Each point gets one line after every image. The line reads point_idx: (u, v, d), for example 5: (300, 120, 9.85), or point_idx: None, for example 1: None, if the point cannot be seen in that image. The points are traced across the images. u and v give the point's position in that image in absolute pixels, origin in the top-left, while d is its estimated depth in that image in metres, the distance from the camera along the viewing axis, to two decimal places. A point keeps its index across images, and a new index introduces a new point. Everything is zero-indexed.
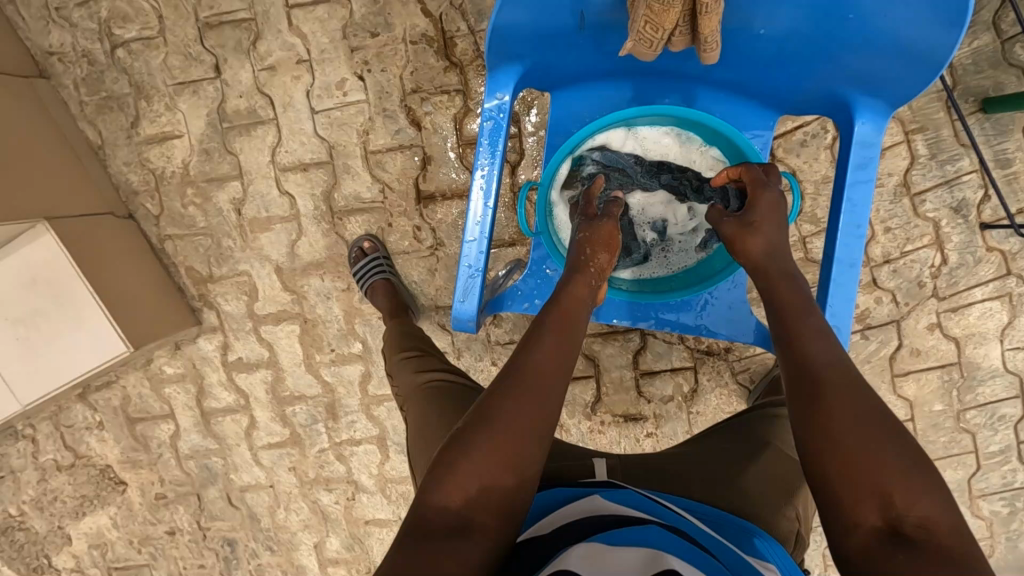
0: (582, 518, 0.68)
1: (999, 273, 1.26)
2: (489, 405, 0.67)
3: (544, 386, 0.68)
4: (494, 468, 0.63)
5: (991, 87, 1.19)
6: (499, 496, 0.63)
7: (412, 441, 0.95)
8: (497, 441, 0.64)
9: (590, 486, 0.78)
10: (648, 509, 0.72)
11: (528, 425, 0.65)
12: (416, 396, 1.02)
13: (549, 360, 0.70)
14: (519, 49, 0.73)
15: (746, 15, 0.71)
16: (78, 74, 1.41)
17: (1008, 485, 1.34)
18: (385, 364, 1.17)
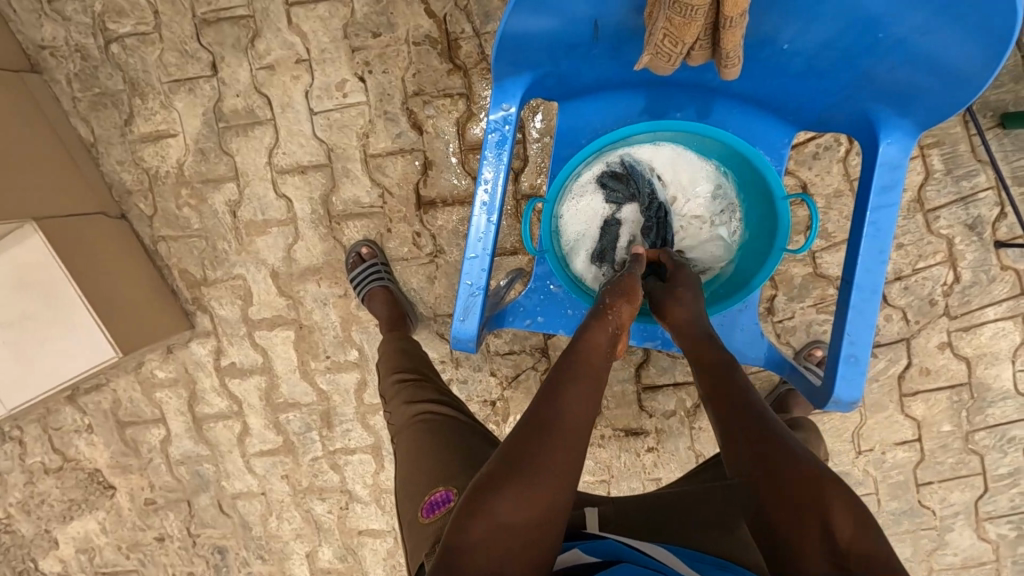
0: (564, 570, 0.66)
1: (1013, 292, 1.23)
2: (513, 458, 0.64)
3: (567, 436, 0.66)
4: (530, 520, 0.61)
5: (1011, 102, 1.16)
6: (532, 550, 0.61)
7: (402, 476, 0.92)
8: (532, 493, 0.62)
9: (574, 540, 0.75)
10: (631, 556, 0.68)
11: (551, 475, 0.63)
12: (407, 428, 0.99)
13: (574, 407, 0.68)
14: (529, 59, 0.70)
15: (771, 28, 0.68)
16: (71, 70, 1.37)
17: (1015, 508, 1.32)
18: (380, 383, 1.13)
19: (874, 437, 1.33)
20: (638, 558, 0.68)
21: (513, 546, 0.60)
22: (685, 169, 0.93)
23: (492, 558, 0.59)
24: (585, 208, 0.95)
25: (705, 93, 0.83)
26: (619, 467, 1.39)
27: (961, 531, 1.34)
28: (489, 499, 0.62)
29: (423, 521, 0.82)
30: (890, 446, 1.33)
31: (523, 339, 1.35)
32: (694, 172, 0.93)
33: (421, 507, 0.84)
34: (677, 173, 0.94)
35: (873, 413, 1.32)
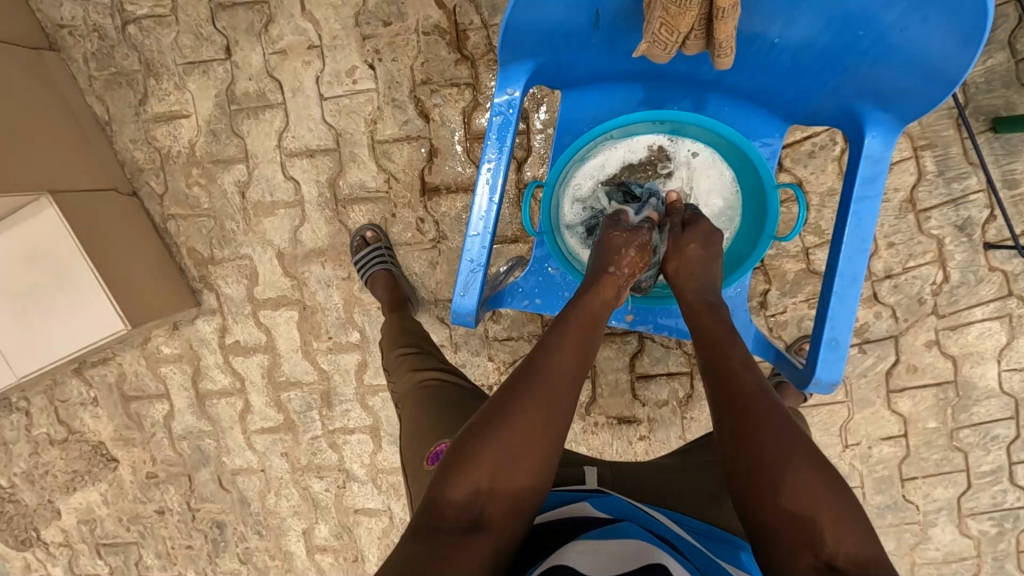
0: (566, 521, 0.70)
1: (1000, 293, 1.26)
2: (498, 411, 0.67)
3: (555, 392, 0.68)
4: (502, 472, 0.64)
5: (1003, 107, 1.19)
6: (506, 500, 0.65)
7: (406, 442, 0.95)
8: (504, 448, 0.65)
9: (576, 493, 0.79)
10: (636, 515, 0.73)
11: (538, 431, 0.66)
12: (409, 397, 1.02)
13: (568, 365, 0.70)
14: (533, 46, 0.73)
15: (763, 23, 0.71)
16: (88, 49, 1.40)
17: (997, 506, 1.34)
18: (383, 358, 1.17)
19: (861, 432, 1.36)
20: (641, 519, 0.72)
21: (488, 496, 0.64)
22: (705, 172, 0.95)
23: (467, 506, 0.64)
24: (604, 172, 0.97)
25: (701, 87, 0.87)
26: (611, 453, 1.42)
27: (943, 527, 1.37)
28: (463, 451, 0.66)
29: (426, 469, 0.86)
30: (876, 441, 1.36)
31: (522, 325, 1.38)
32: (712, 177, 0.95)
33: (425, 458, 0.88)
34: (694, 175, 0.96)
35: (861, 409, 1.35)
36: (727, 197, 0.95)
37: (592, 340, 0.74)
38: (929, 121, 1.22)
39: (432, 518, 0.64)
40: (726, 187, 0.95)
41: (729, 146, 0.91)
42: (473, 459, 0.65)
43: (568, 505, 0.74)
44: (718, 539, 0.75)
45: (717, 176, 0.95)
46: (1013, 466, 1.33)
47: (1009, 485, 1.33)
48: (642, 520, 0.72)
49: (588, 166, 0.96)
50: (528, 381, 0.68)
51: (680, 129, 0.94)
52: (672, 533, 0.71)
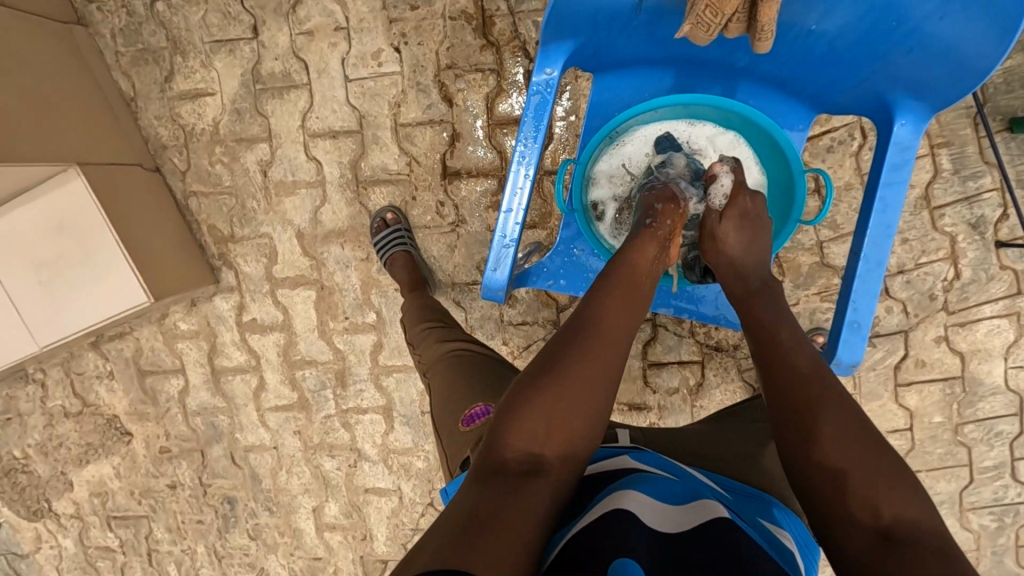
0: (607, 472, 0.71)
1: (1010, 291, 1.28)
2: (555, 360, 0.69)
3: (607, 344, 0.71)
4: (556, 421, 0.66)
5: (1021, 107, 1.21)
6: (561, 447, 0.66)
7: (438, 410, 0.97)
8: (556, 400, 0.66)
9: (614, 449, 0.80)
10: (675, 470, 0.73)
11: (588, 380, 0.68)
12: (435, 367, 1.05)
13: (618, 321, 0.73)
14: (575, 27, 0.74)
15: (801, 10, 0.73)
16: (116, 24, 1.42)
17: (999, 500, 1.37)
18: (405, 332, 1.19)
19: None
20: (683, 474, 0.73)
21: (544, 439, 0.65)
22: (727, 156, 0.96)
23: (522, 456, 0.65)
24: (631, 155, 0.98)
25: (731, 75, 0.88)
26: None
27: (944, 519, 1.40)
28: (514, 405, 0.67)
29: (464, 429, 0.89)
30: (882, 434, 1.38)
31: (537, 310, 1.40)
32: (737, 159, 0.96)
33: (460, 419, 0.91)
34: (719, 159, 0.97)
35: (868, 401, 1.37)
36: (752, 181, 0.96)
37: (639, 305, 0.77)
38: (947, 120, 1.24)
39: (489, 474, 0.64)
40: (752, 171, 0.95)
41: (755, 129, 0.92)
42: (529, 405, 0.67)
43: (610, 459, 0.75)
44: (751, 499, 0.77)
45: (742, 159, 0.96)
46: (1015, 462, 1.35)
47: (1010, 481, 1.36)
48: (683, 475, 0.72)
49: (615, 150, 0.98)
50: (581, 335, 0.71)
51: (701, 114, 0.96)
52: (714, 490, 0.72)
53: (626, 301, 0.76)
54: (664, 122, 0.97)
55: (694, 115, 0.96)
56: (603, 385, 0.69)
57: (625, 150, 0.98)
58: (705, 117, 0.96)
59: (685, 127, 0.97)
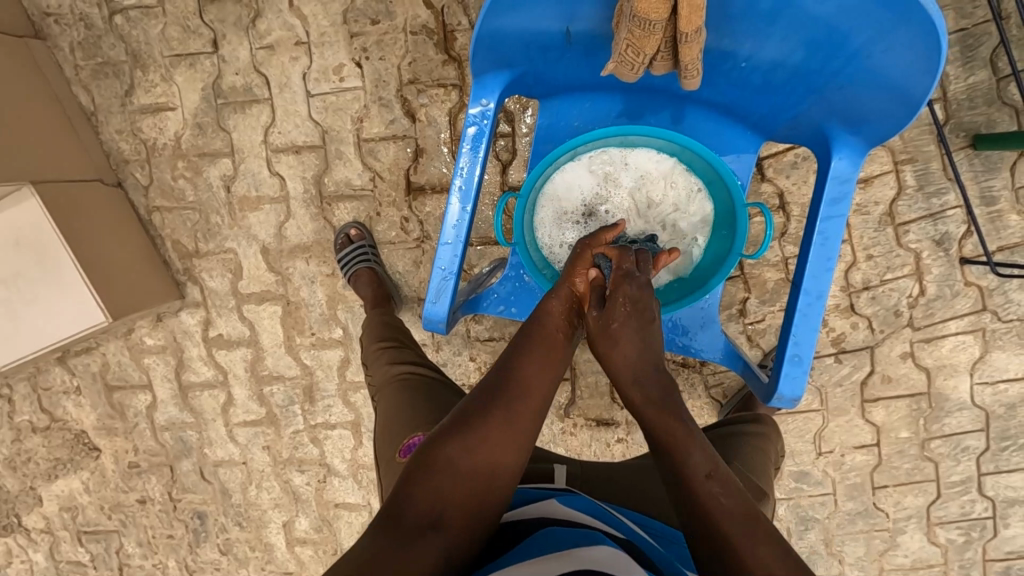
0: (541, 517, 0.72)
1: (975, 308, 1.27)
2: (477, 413, 0.73)
3: (528, 401, 0.75)
4: (469, 471, 0.69)
5: (983, 124, 1.20)
6: (468, 500, 0.68)
7: (381, 435, 0.97)
8: (472, 451, 0.70)
9: (547, 490, 0.81)
10: (604, 516, 0.76)
11: (504, 435, 0.72)
12: (385, 388, 1.05)
13: (540, 381, 0.77)
14: (507, 57, 0.76)
15: (732, 44, 0.73)
16: (74, 37, 1.40)
17: (965, 515, 1.37)
18: (362, 351, 1.19)
19: (835, 439, 1.38)
20: (608, 519, 0.75)
21: (453, 490, 0.68)
22: (673, 183, 0.97)
23: (429, 503, 0.68)
24: (578, 178, 0.98)
25: (678, 99, 0.89)
26: (589, 455, 1.44)
27: (912, 534, 1.39)
28: (431, 450, 0.71)
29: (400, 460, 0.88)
30: (850, 449, 1.38)
31: (503, 326, 1.39)
32: (680, 184, 0.97)
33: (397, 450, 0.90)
34: (661, 184, 0.98)
35: (835, 417, 1.37)
36: (696, 205, 0.97)
37: (558, 356, 0.81)
38: (909, 136, 1.23)
39: (396, 513, 0.67)
40: (697, 198, 0.97)
41: (702, 161, 0.93)
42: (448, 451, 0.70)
43: (537, 502, 0.76)
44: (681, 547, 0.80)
45: (684, 184, 0.97)
46: (982, 476, 1.35)
47: (977, 496, 1.36)
48: (612, 521, 0.75)
49: (562, 173, 0.98)
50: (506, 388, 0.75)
51: (639, 140, 0.96)
52: (638, 537, 0.74)
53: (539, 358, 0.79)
54: (601, 151, 0.97)
55: (630, 142, 0.96)
56: (518, 436, 0.73)
57: (573, 175, 0.98)
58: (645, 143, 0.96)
59: (624, 153, 0.97)
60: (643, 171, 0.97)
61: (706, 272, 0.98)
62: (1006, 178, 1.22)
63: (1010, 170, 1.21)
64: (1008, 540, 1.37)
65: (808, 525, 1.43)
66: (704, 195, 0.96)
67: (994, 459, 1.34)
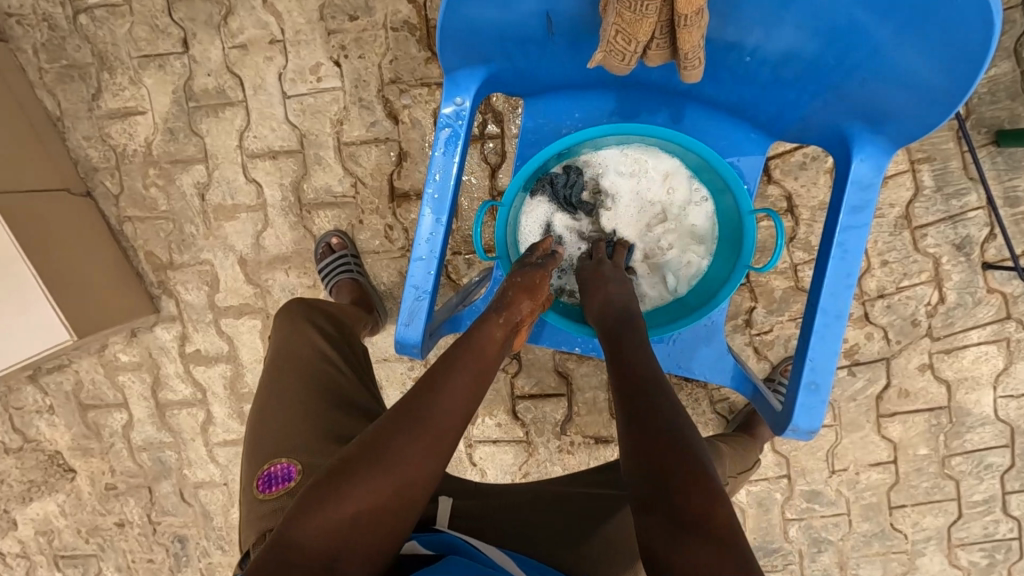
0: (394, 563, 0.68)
1: (999, 316, 1.19)
2: (390, 434, 0.63)
3: (451, 420, 0.66)
4: (379, 503, 0.61)
5: (1006, 119, 1.12)
6: (371, 541, 0.60)
7: (283, 417, 0.91)
8: (396, 480, 0.61)
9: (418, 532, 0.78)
10: (467, 549, 0.71)
11: (423, 459, 0.63)
12: (303, 383, 0.95)
13: (466, 395, 0.68)
14: (483, 51, 0.69)
15: (737, 31, 0.65)
16: (38, 39, 1.32)
17: (989, 536, 1.28)
18: (295, 315, 1.06)
19: (849, 457, 1.29)
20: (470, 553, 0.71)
21: (355, 527, 0.60)
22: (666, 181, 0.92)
23: (329, 548, 0.59)
24: (551, 205, 0.95)
25: (677, 97, 0.81)
26: None
27: (932, 556, 1.31)
28: (339, 485, 0.61)
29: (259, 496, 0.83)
30: (865, 467, 1.29)
31: None
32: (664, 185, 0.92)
33: (257, 481, 0.85)
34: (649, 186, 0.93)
35: (849, 433, 1.28)
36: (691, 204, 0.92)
37: (488, 371, 0.72)
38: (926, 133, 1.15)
39: (289, 554, 0.58)
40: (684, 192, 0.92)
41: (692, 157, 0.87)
42: (359, 481, 0.61)
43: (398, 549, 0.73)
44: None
45: (674, 184, 0.91)
46: (1007, 496, 1.26)
47: (1001, 516, 1.27)
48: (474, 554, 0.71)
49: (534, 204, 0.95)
50: (426, 400, 0.66)
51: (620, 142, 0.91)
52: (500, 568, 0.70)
53: (468, 371, 0.70)
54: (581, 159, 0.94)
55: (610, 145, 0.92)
56: (438, 460, 0.64)
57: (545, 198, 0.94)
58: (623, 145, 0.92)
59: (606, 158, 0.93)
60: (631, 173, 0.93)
61: (721, 275, 0.90)
62: None
63: None
64: None
65: (821, 547, 1.34)
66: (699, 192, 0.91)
67: (1020, 477, 1.25)
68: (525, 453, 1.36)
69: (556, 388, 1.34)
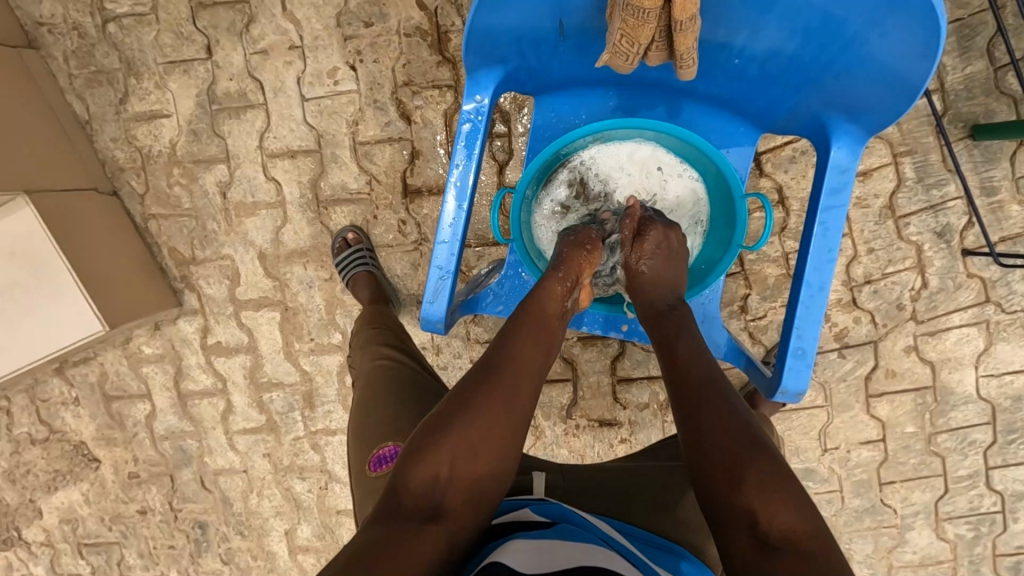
0: (514, 528, 0.75)
1: (978, 299, 1.26)
2: (468, 397, 0.73)
3: (517, 377, 0.75)
4: (466, 451, 0.70)
5: (982, 115, 1.19)
6: (463, 485, 0.70)
7: (370, 410, 1.07)
8: (458, 446, 0.70)
9: (526, 501, 0.83)
10: (576, 519, 0.78)
11: (501, 415, 0.73)
12: (381, 380, 1.11)
13: (528, 357, 0.78)
14: (500, 52, 0.76)
15: (728, 33, 0.72)
16: (68, 46, 1.39)
17: (974, 510, 1.35)
18: (370, 326, 1.24)
19: (840, 436, 1.36)
20: (584, 523, 0.77)
21: (450, 472, 0.70)
22: (658, 165, 0.98)
23: (429, 494, 0.70)
24: (550, 201, 1.01)
25: (675, 93, 0.89)
26: (593, 457, 1.42)
27: (920, 530, 1.38)
28: (430, 439, 0.71)
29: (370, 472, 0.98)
30: (855, 445, 1.36)
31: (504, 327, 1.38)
32: (663, 173, 0.99)
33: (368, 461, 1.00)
34: (642, 171, 0.99)
35: (840, 413, 1.35)
36: (683, 187, 0.99)
37: (546, 338, 0.82)
38: (908, 128, 1.22)
39: (398, 497, 0.70)
40: (682, 179, 0.98)
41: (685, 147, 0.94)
42: (447, 437, 0.71)
43: (512, 513, 0.79)
44: (662, 549, 0.81)
45: (666, 169, 0.98)
46: (990, 470, 1.33)
47: (985, 490, 1.34)
48: (585, 525, 0.77)
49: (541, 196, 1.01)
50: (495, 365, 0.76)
51: (609, 136, 0.98)
52: (612, 539, 0.77)
53: (532, 339, 0.80)
54: (575, 155, 0.99)
55: (598, 140, 0.98)
56: (514, 413, 0.73)
57: (545, 194, 1.01)
58: (614, 138, 0.98)
59: (599, 151, 0.99)
60: (622, 162, 0.99)
61: (720, 243, 0.97)
62: (1006, 168, 1.21)
63: (1010, 160, 1.21)
64: (1017, 535, 1.35)
65: None
66: (689, 174, 0.98)
67: (1001, 452, 1.32)
68: (533, 436, 1.43)
69: (562, 373, 1.41)
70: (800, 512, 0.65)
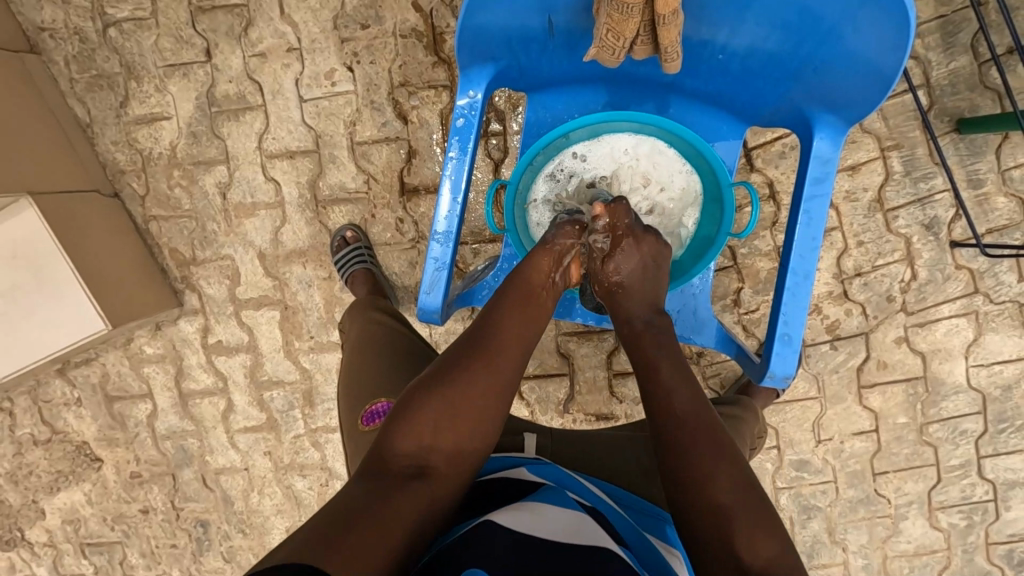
0: (508, 483, 0.77)
1: (967, 290, 1.29)
2: (452, 370, 0.77)
3: (501, 352, 0.79)
4: (449, 418, 0.74)
5: (967, 109, 1.22)
6: (447, 452, 0.73)
7: (362, 375, 1.09)
8: (442, 409, 0.74)
9: (523, 459, 0.86)
10: (570, 483, 0.81)
11: (483, 387, 0.76)
12: (374, 348, 1.13)
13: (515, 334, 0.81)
14: (492, 49, 0.78)
15: (710, 29, 0.75)
16: (69, 51, 1.41)
17: (966, 499, 1.37)
18: (362, 302, 1.26)
19: (833, 427, 1.38)
20: (577, 488, 0.80)
21: (433, 438, 0.73)
22: (651, 159, 1.00)
23: (413, 456, 0.73)
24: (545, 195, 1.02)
25: (663, 89, 0.91)
26: None
27: (914, 520, 1.39)
28: (415, 405, 0.75)
29: (363, 428, 0.99)
30: (848, 436, 1.38)
31: None
32: (655, 167, 1.00)
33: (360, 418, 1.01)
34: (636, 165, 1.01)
35: (833, 404, 1.37)
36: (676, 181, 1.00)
37: (534, 318, 0.85)
38: (895, 123, 1.25)
39: (384, 461, 0.73)
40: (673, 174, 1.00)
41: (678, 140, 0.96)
42: (431, 403, 0.75)
43: (507, 469, 0.82)
44: (647, 516, 0.84)
45: (659, 162, 1.00)
46: (981, 460, 1.35)
47: (977, 479, 1.36)
48: (577, 488, 0.80)
49: (538, 186, 1.02)
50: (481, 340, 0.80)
51: (602, 130, 0.99)
52: (603, 503, 0.79)
53: (518, 315, 0.83)
54: (569, 149, 1.01)
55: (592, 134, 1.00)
56: (496, 385, 0.77)
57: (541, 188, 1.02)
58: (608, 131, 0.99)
59: (592, 145, 1.00)
60: (616, 156, 1.01)
61: (709, 233, 0.99)
62: (991, 161, 1.24)
63: (995, 153, 1.23)
64: (1009, 523, 1.37)
65: (810, 514, 1.42)
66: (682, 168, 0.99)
67: (992, 442, 1.34)
68: None
69: (558, 368, 1.43)
70: (770, 530, 0.67)
